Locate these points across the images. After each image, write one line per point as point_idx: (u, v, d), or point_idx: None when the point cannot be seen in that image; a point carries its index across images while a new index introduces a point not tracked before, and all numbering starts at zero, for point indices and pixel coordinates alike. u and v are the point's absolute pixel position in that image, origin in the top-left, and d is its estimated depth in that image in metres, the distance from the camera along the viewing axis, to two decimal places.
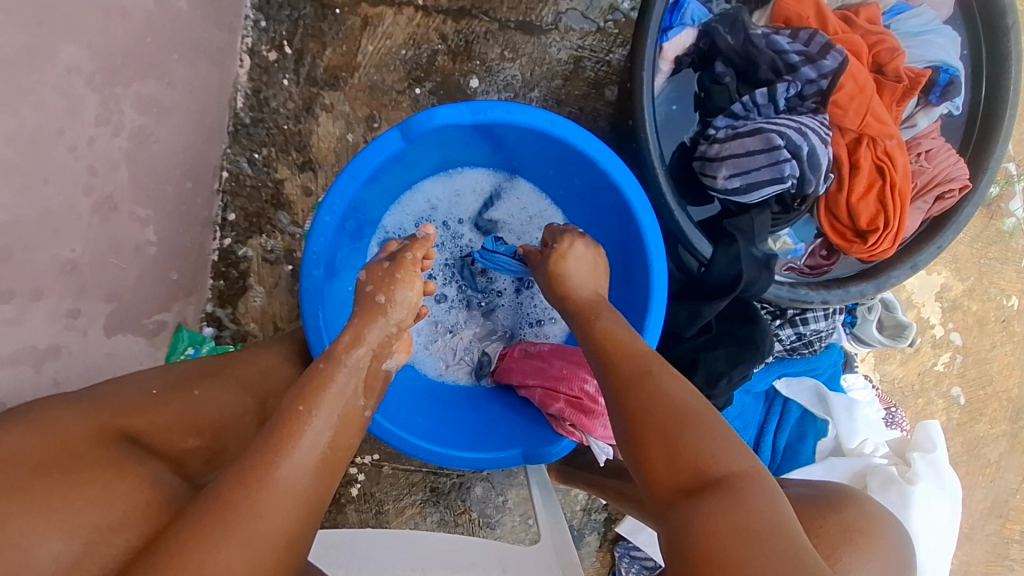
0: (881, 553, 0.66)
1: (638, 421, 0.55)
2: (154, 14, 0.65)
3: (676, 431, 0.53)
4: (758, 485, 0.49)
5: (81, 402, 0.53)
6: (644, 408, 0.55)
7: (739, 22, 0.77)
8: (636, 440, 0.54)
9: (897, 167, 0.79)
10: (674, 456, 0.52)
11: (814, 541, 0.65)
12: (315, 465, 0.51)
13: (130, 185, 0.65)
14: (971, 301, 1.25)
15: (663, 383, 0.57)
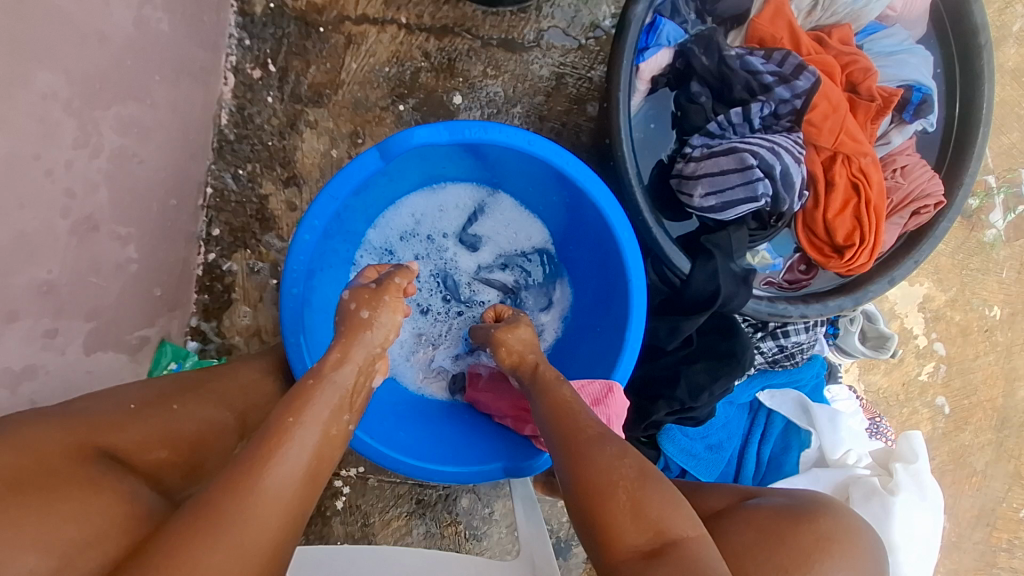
0: (853, 561, 0.68)
1: (599, 473, 0.58)
2: (136, 37, 0.66)
3: (639, 490, 0.57)
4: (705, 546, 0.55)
5: (56, 418, 0.52)
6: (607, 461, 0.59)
7: (714, 43, 0.78)
8: (597, 494, 0.57)
9: (872, 184, 0.80)
10: (636, 516, 0.56)
11: (785, 554, 0.68)
12: None
13: (110, 205, 0.66)
14: (953, 312, 1.26)
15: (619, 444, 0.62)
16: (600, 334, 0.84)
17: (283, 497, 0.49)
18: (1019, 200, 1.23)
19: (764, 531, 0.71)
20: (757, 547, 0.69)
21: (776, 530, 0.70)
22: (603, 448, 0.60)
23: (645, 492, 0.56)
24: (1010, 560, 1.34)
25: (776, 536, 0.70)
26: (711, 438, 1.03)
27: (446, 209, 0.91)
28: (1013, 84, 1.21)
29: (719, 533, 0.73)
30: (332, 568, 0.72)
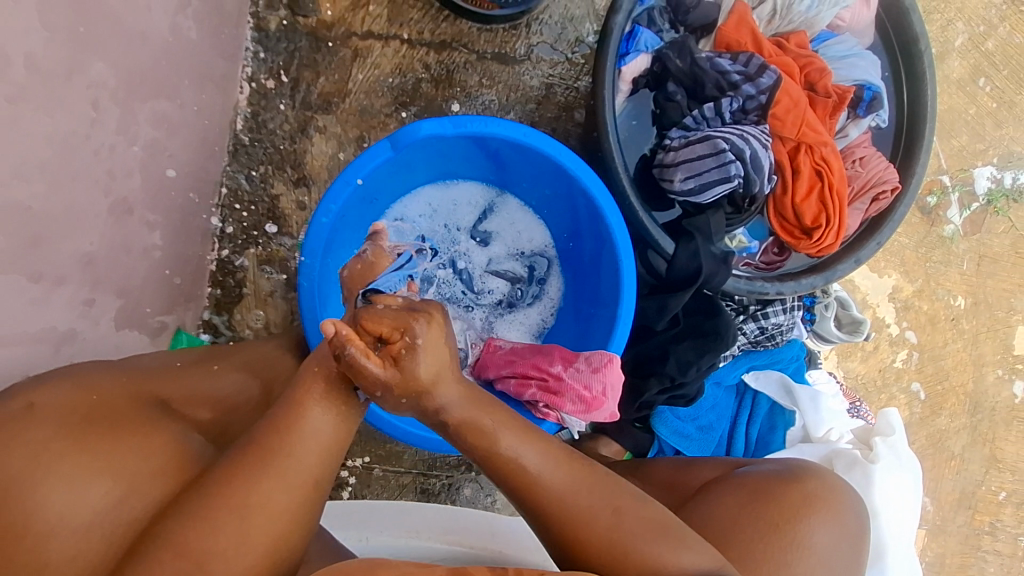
0: (837, 516, 0.72)
1: (606, 553, 0.56)
2: (171, 42, 0.73)
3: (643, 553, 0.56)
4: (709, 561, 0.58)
5: (89, 374, 0.56)
6: (611, 540, 0.56)
7: (686, 47, 0.87)
8: (611, 571, 0.56)
9: (834, 171, 0.88)
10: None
11: (777, 515, 0.71)
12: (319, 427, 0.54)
13: (143, 191, 0.72)
14: (921, 302, 1.35)
15: (583, 488, 0.59)
16: (596, 315, 0.92)
17: (318, 439, 0.54)
18: (972, 198, 1.34)
19: (755, 492, 0.73)
20: (746, 512, 0.71)
21: (765, 489, 0.73)
22: (596, 526, 0.57)
23: (657, 550, 0.56)
24: (993, 542, 1.41)
25: (767, 498, 0.72)
26: (701, 419, 1.08)
27: (459, 204, 0.98)
28: (959, 93, 1.33)
29: (709, 499, 0.75)
30: (360, 518, 0.71)
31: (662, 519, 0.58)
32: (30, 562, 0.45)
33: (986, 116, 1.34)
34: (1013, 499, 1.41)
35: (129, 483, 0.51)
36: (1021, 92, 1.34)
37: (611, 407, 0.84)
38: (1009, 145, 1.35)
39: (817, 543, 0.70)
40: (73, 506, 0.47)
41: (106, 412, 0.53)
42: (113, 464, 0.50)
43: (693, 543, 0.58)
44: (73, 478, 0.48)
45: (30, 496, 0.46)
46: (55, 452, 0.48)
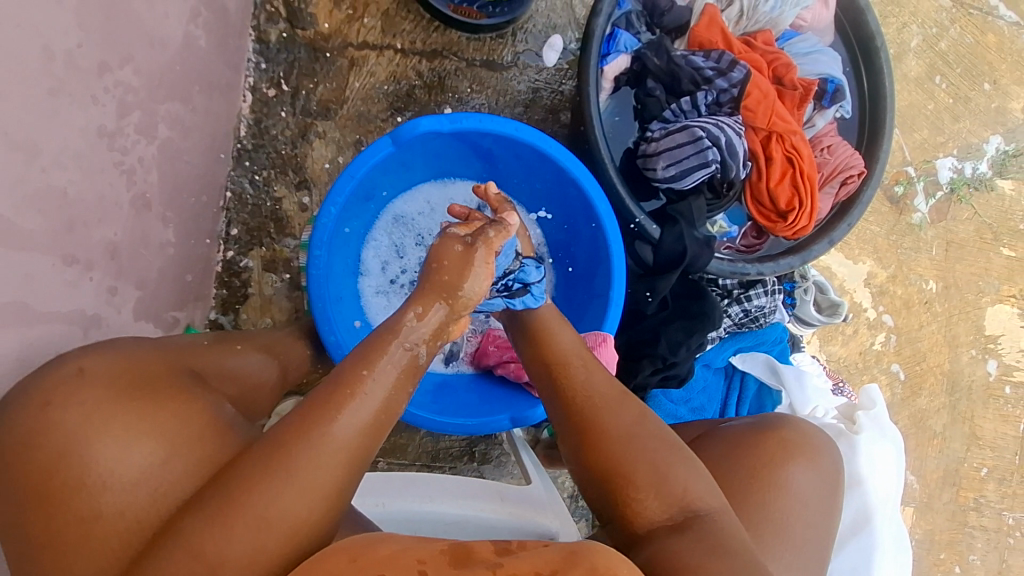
0: (811, 459, 0.77)
1: (618, 445, 0.64)
2: (185, 49, 0.78)
3: (666, 468, 0.63)
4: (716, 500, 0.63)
5: (120, 353, 0.61)
6: (627, 434, 0.65)
7: (662, 46, 0.95)
8: (618, 461, 0.63)
9: (804, 157, 0.95)
10: (661, 491, 0.61)
11: (756, 459, 0.76)
12: (355, 418, 0.56)
13: (159, 188, 0.76)
14: (895, 287, 1.42)
15: (622, 415, 0.67)
16: (589, 301, 0.97)
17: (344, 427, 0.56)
18: (937, 187, 1.42)
19: (737, 443, 0.78)
20: (728, 461, 0.76)
21: (744, 440, 0.78)
22: (619, 420, 0.66)
23: (663, 458, 0.63)
24: (979, 519, 1.46)
25: (746, 447, 0.77)
26: (693, 402, 1.13)
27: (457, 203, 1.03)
28: (917, 90, 1.42)
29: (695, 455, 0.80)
30: (380, 488, 0.75)
31: (678, 442, 0.65)
32: (88, 508, 0.52)
33: (944, 110, 1.43)
34: (994, 475, 1.47)
35: (171, 443, 0.57)
36: (975, 87, 1.44)
37: None
38: (967, 137, 1.44)
39: (794, 485, 0.75)
40: (122, 461, 0.54)
41: (147, 376, 0.61)
42: (156, 425, 0.57)
43: (703, 473, 0.64)
44: (123, 436, 0.55)
45: (87, 449, 0.53)
46: (105, 411, 0.55)
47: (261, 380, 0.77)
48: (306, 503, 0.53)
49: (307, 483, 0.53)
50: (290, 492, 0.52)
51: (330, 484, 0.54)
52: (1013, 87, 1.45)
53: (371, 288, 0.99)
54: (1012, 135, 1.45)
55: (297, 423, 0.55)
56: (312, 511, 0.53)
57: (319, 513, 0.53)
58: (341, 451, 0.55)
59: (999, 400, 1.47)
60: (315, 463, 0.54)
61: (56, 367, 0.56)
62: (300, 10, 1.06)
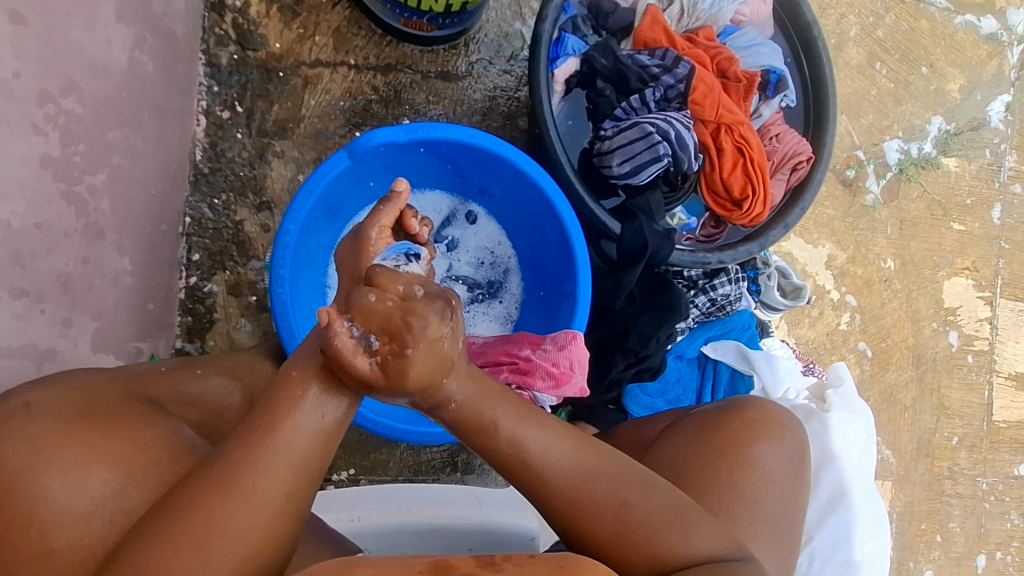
0: (776, 436, 0.79)
1: (615, 537, 0.61)
2: (130, 75, 0.77)
3: (649, 535, 0.61)
4: (704, 534, 0.63)
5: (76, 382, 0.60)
6: (614, 520, 0.62)
7: (609, 47, 0.98)
8: (618, 548, 0.61)
9: (753, 146, 0.98)
10: (655, 564, 0.61)
11: (722, 439, 0.77)
12: (315, 432, 0.57)
13: (112, 215, 0.75)
14: (855, 267, 1.46)
15: (588, 483, 0.63)
16: (558, 298, 0.98)
17: (303, 449, 0.56)
18: (886, 168, 1.48)
19: (704, 426, 0.80)
20: (697, 444, 0.78)
21: (711, 421, 0.80)
22: (601, 510, 0.62)
23: (664, 535, 0.61)
24: (954, 486, 1.50)
25: (715, 429, 0.78)
26: (669, 393, 1.14)
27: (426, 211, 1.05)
28: (859, 77, 1.49)
29: (668, 441, 0.81)
30: (355, 502, 0.76)
31: (667, 505, 0.63)
32: (40, 546, 0.51)
33: (887, 95, 1.50)
34: (965, 443, 1.52)
35: (125, 471, 0.56)
36: (913, 72, 1.51)
37: (580, 382, 0.89)
38: (911, 119, 1.50)
39: (762, 461, 0.76)
40: (76, 495, 0.53)
41: (103, 405, 0.60)
42: (108, 454, 0.56)
43: (700, 529, 0.63)
44: (75, 468, 0.54)
45: (36, 484, 0.52)
46: (54, 444, 0.54)
47: (229, 403, 0.75)
48: (252, 508, 0.53)
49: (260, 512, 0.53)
50: (235, 498, 0.53)
51: (276, 490, 0.54)
52: (949, 69, 1.52)
53: None
54: (952, 115, 1.51)
55: (243, 431, 0.56)
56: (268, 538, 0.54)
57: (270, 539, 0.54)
58: (285, 453, 0.55)
59: (962, 369, 1.52)
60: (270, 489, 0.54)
61: (6, 402, 0.55)
62: (250, 31, 1.06)
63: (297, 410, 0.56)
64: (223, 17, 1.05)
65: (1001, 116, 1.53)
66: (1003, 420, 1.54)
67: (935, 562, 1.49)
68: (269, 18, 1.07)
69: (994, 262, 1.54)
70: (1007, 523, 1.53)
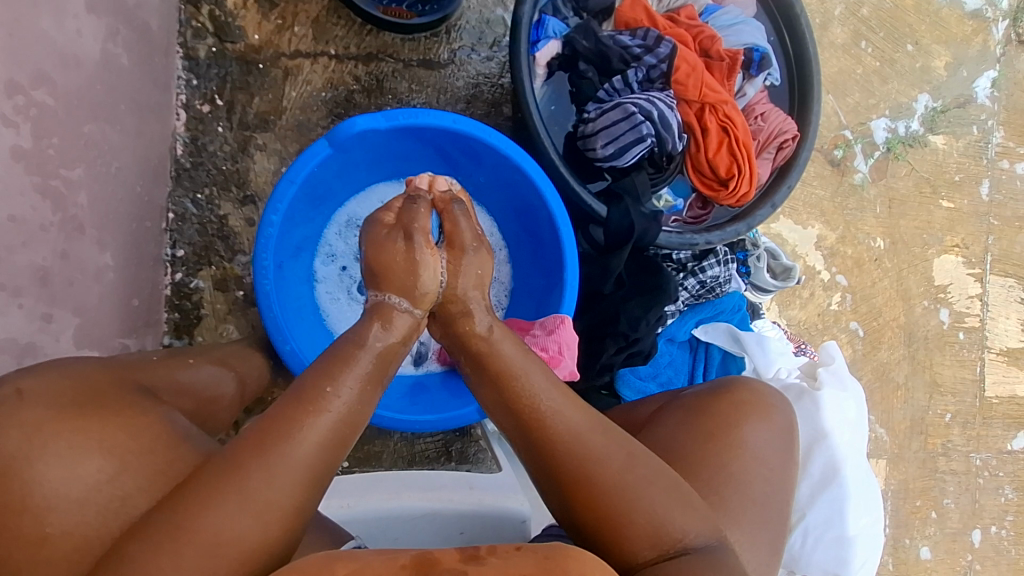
0: (765, 415, 0.79)
1: (616, 501, 0.61)
2: (104, 66, 0.76)
3: (647, 499, 0.61)
4: (698, 516, 0.63)
5: (61, 372, 0.60)
6: (621, 482, 0.61)
7: (590, 29, 0.97)
8: (614, 516, 0.60)
9: (738, 126, 0.98)
10: (654, 532, 0.60)
11: (713, 419, 0.77)
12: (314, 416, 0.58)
13: (91, 209, 0.74)
14: (845, 247, 1.47)
15: (592, 441, 0.63)
16: (547, 283, 0.98)
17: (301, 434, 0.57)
18: (874, 147, 1.48)
19: (694, 409, 0.79)
20: (685, 425, 0.77)
21: (700, 404, 0.79)
22: (611, 470, 0.62)
23: (660, 501, 0.61)
24: (948, 463, 1.51)
25: (704, 411, 0.78)
26: (661, 376, 1.15)
27: None
28: (845, 56, 1.48)
29: (659, 423, 0.81)
30: (345, 491, 0.75)
31: (669, 477, 0.64)
32: (36, 531, 0.50)
33: (872, 74, 1.50)
34: (958, 420, 1.52)
35: (119, 459, 0.55)
36: (899, 50, 1.51)
37: (571, 366, 0.89)
38: (897, 97, 1.50)
39: (751, 441, 0.76)
40: (68, 481, 0.52)
41: (91, 394, 0.59)
42: (105, 441, 0.56)
43: (696, 511, 0.63)
44: (68, 455, 0.53)
45: (29, 469, 0.51)
46: (48, 430, 0.53)
47: (217, 395, 0.75)
48: (262, 522, 0.53)
49: (260, 498, 0.53)
50: (249, 504, 0.53)
51: (282, 491, 0.54)
52: (935, 46, 1.52)
53: (329, 295, 0.99)
54: (938, 92, 1.51)
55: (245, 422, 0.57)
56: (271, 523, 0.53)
57: (274, 524, 0.54)
58: (298, 464, 0.55)
59: (954, 346, 1.53)
60: (274, 473, 0.54)
61: None
62: (228, 23, 1.05)
63: (303, 407, 0.58)
64: (200, 9, 1.04)
65: (987, 92, 1.53)
66: (995, 396, 1.55)
67: (931, 538, 1.50)
68: (247, 10, 1.06)
69: (983, 239, 1.54)
70: (1001, 498, 1.54)
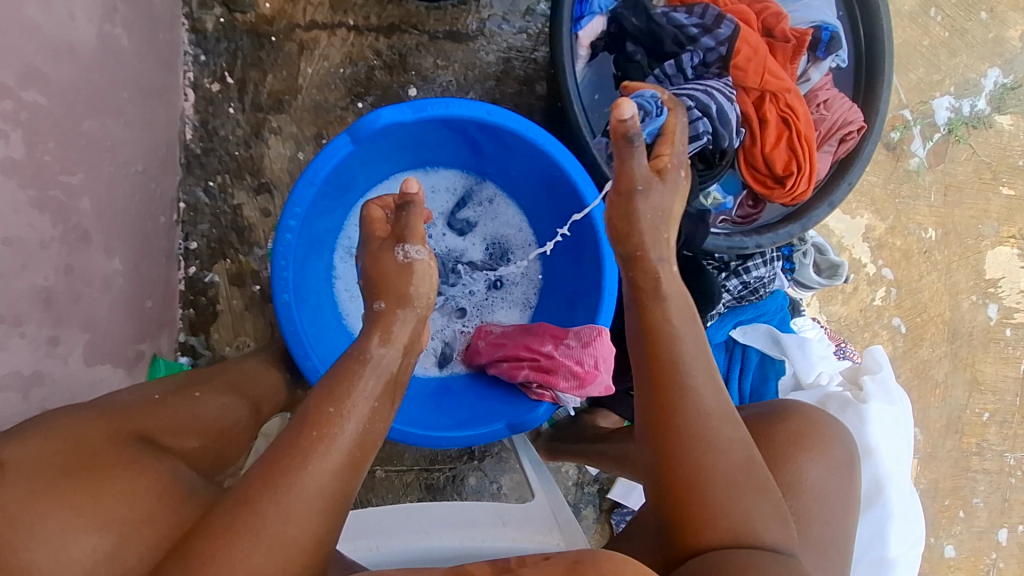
0: (822, 449, 0.74)
1: (717, 490, 0.57)
2: (100, 51, 0.68)
3: (742, 496, 0.57)
4: (782, 530, 0.58)
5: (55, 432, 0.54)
6: (728, 479, 0.57)
7: (640, 5, 0.87)
8: (709, 506, 0.57)
9: (800, 116, 0.88)
10: (740, 530, 0.56)
11: (767, 453, 0.72)
12: (337, 462, 0.53)
13: (95, 214, 0.68)
14: (894, 238, 1.37)
15: (717, 431, 0.59)
16: (581, 289, 0.91)
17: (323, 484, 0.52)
18: (934, 129, 1.36)
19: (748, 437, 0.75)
20: None
21: (753, 433, 0.74)
22: (723, 461, 0.58)
23: (757, 508, 0.57)
24: (981, 462, 1.47)
25: (757, 442, 0.73)
26: None
27: (437, 191, 0.99)
28: (911, 25, 1.34)
29: None
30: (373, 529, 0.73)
31: (772, 488, 0.59)
32: None
33: (940, 46, 1.36)
34: (996, 419, 1.47)
35: (119, 533, 0.49)
36: (971, 18, 1.36)
37: (606, 380, 0.84)
38: (964, 72, 1.37)
39: (807, 479, 0.71)
40: (61, 565, 0.46)
41: (85, 457, 0.53)
42: (102, 513, 0.50)
43: (783, 526, 0.58)
44: (61, 535, 0.47)
45: (19, 554, 0.45)
46: (36, 509, 0.47)
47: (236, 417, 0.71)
48: (278, 563, 0.48)
49: (279, 547, 0.49)
50: (269, 551, 0.48)
51: (307, 535, 0.50)
52: (1010, 15, 1.38)
53: (350, 295, 0.94)
54: (1009, 67, 1.38)
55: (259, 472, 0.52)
56: (291, 569, 0.49)
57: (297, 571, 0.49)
58: (325, 500, 0.51)
59: (999, 343, 1.45)
60: (292, 518, 0.50)
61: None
62: None
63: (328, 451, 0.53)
64: None
65: None
66: None
67: (956, 537, 1.47)
68: None
69: None
70: None
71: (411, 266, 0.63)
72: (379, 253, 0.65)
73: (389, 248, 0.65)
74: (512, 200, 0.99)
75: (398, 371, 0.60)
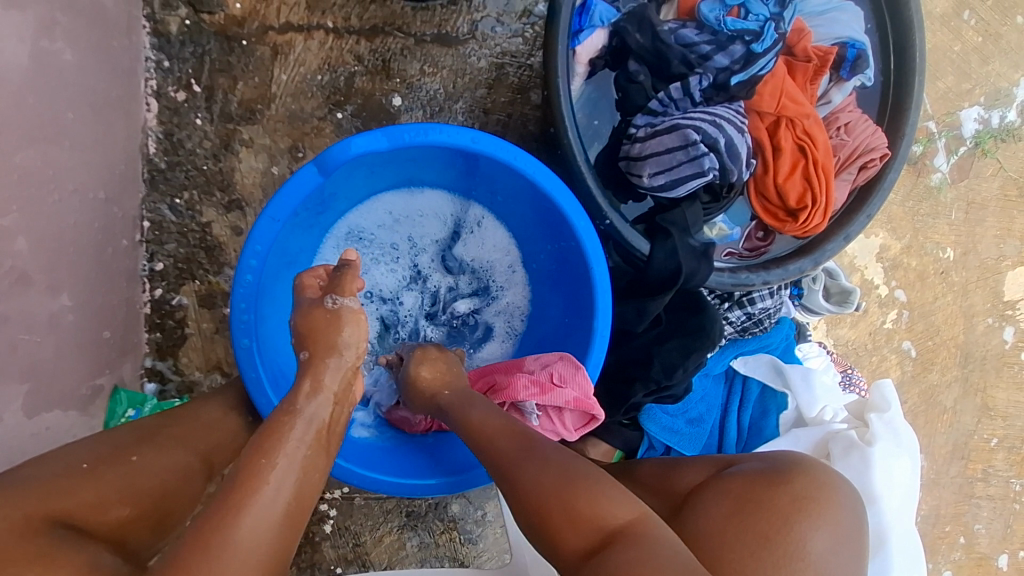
0: (830, 519, 0.67)
1: (550, 500, 0.59)
2: (33, 71, 0.62)
3: (570, 493, 0.59)
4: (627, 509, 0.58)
5: None
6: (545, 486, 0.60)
7: (646, 19, 0.79)
8: (550, 522, 0.58)
9: (818, 145, 0.80)
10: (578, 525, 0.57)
11: (768, 519, 0.66)
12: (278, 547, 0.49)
13: (33, 252, 0.63)
14: (909, 258, 1.30)
15: (542, 450, 0.63)
16: (571, 325, 0.84)
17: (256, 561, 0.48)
18: (959, 142, 1.27)
19: (744, 500, 0.69)
20: (733, 526, 0.67)
21: (748, 499, 0.69)
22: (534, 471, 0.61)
23: (585, 498, 0.58)
24: (986, 488, 1.41)
25: (756, 508, 0.68)
26: (691, 412, 1.02)
27: (422, 212, 0.91)
28: (943, 29, 1.24)
29: (696, 512, 0.71)
30: None
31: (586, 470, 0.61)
32: None
33: (972, 52, 1.26)
34: (1004, 444, 1.41)
35: None
36: (1006, 22, 1.26)
37: (573, 391, 0.75)
38: (997, 81, 1.27)
39: (812, 551, 0.64)
40: None
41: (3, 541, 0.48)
42: None
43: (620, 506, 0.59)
44: None
45: None
46: None
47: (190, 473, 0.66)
48: None
49: None
50: None
51: None
52: None
53: None
54: None
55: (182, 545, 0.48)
56: None
57: None
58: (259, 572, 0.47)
59: (1013, 368, 1.38)
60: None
61: None
62: None
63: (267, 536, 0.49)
64: None
65: None
66: None
67: (954, 563, 1.43)
68: None
69: None
70: None
71: (340, 314, 0.61)
72: (309, 306, 0.61)
73: (318, 300, 0.62)
74: (502, 224, 0.91)
75: (330, 423, 0.58)
